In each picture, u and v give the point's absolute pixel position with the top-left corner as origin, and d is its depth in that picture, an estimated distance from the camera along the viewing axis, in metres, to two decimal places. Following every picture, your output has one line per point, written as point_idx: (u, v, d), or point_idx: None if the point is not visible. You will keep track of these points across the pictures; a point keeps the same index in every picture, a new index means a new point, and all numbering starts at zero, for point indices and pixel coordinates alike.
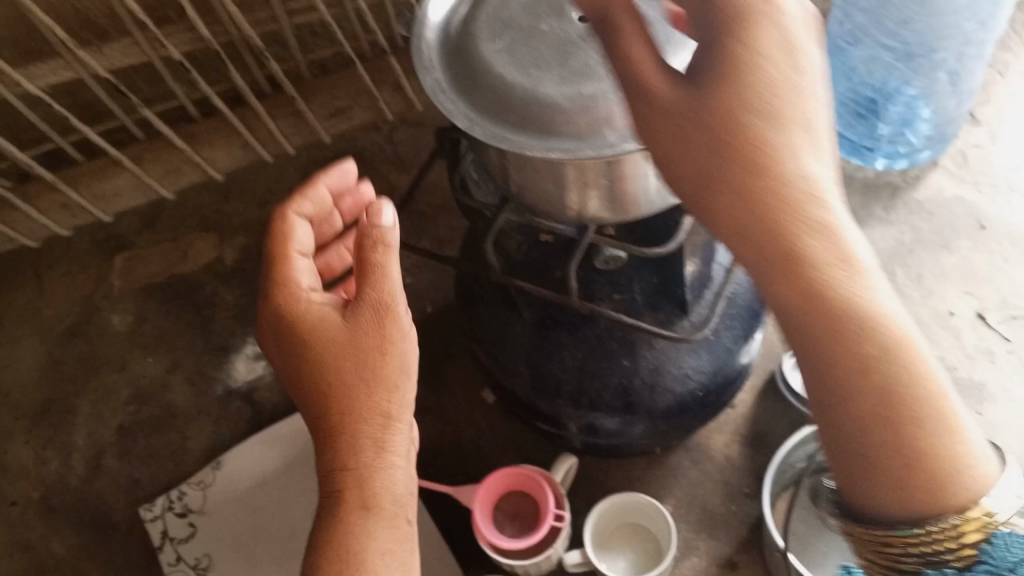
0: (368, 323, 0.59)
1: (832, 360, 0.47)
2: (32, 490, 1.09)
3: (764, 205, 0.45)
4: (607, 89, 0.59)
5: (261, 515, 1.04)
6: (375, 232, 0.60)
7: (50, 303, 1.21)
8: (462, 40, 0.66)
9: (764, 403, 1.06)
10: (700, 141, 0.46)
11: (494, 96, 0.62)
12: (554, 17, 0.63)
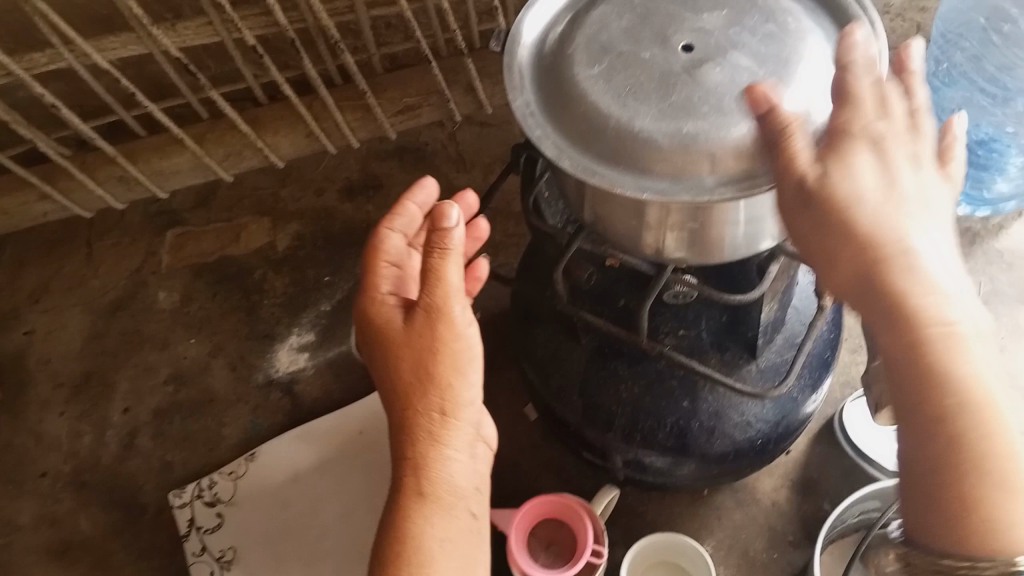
0: (426, 327, 0.60)
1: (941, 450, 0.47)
2: (63, 463, 1.08)
3: (868, 268, 0.48)
4: (709, 131, 0.56)
5: (290, 512, 1.01)
6: (437, 236, 0.58)
7: (98, 273, 1.21)
8: (556, 59, 0.62)
9: (819, 448, 1.01)
10: (807, 211, 0.50)
11: (586, 124, 0.59)
12: (657, 44, 0.59)
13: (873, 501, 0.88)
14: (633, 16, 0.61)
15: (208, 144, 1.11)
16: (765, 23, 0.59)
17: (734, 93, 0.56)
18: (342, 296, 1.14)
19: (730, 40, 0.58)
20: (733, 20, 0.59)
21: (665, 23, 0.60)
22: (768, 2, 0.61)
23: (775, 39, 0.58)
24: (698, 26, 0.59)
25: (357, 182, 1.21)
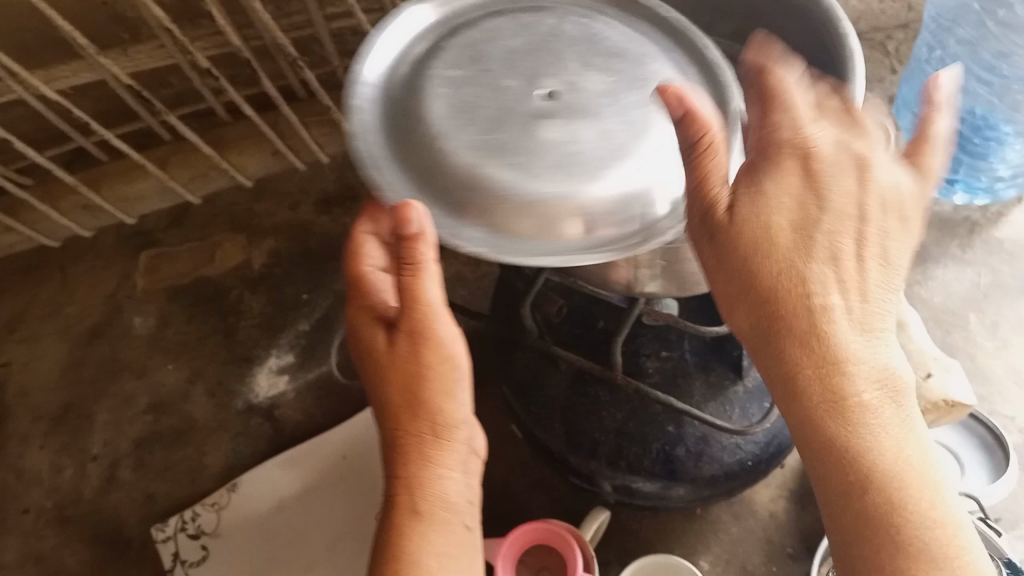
0: (410, 342, 0.53)
1: (842, 483, 0.45)
2: (45, 498, 1.06)
3: (791, 333, 0.44)
4: (553, 189, 0.50)
5: (275, 543, 0.98)
6: (405, 246, 0.49)
7: (72, 300, 1.18)
8: (404, 94, 0.56)
9: None
10: (727, 260, 0.46)
11: (432, 170, 0.53)
12: (526, 83, 0.54)
13: None
14: (522, 44, 0.56)
15: (172, 167, 1.09)
16: (648, 90, 0.54)
17: (590, 156, 0.51)
18: (321, 314, 1.11)
19: (602, 100, 0.53)
20: (615, 79, 0.55)
21: (545, 63, 0.55)
22: (635, 60, 0.56)
23: (647, 107, 0.53)
24: (577, 78, 0.54)
25: (334, 195, 1.18)
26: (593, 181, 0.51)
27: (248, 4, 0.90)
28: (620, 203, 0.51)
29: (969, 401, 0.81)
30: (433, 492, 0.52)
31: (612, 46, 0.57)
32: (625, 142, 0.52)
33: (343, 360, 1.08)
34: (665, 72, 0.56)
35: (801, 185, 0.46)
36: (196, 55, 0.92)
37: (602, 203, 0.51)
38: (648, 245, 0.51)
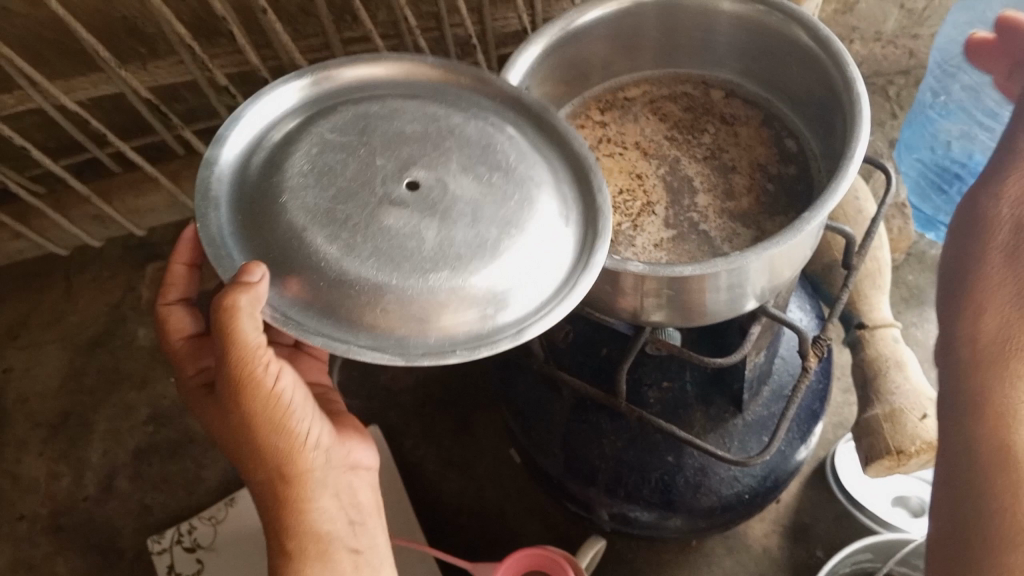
0: (243, 404, 0.49)
1: (982, 483, 0.40)
2: (40, 505, 1.06)
3: (1022, 326, 0.41)
4: (368, 280, 0.45)
5: (269, 560, 0.97)
6: (228, 310, 0.44)
7: (76, 309, 1.19)
8: (278, 149, 0.51)
9: (812, 492, 0.97)
10: (993, 231, 0.44)
11: (273, 237, 0.47)
12: (395, 166, 0.49)
13: (864, 554, 0.85)
14: (414, 131, 0.50)
15: (184, 181, 1.10)
16: (518, 214, 0.48)
17: (421, 254, 0.46)
18: None
19: (463, 207, 0.47)
20: (487, 189, 0.48)
21: (426, 154, 0.49)
22: (517, 164, 0.50)
23: (507, 229, 0.47)
24: (449, 177, 0.48)
25: None
26: (413, 281, 0.45)
27: (268, 27, 0.92)
28: (432, 316, 0.45)
29: None
30: (304, 531, 0.54)
31: (504, 159, 0.50)
32: (465, 252, 0.46)
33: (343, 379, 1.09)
34: (552, 193, 0.50)
35: None
36: (215, 72, 0.93)
37: (416, 304, 0.45)
38: (452, 356, 0.45)
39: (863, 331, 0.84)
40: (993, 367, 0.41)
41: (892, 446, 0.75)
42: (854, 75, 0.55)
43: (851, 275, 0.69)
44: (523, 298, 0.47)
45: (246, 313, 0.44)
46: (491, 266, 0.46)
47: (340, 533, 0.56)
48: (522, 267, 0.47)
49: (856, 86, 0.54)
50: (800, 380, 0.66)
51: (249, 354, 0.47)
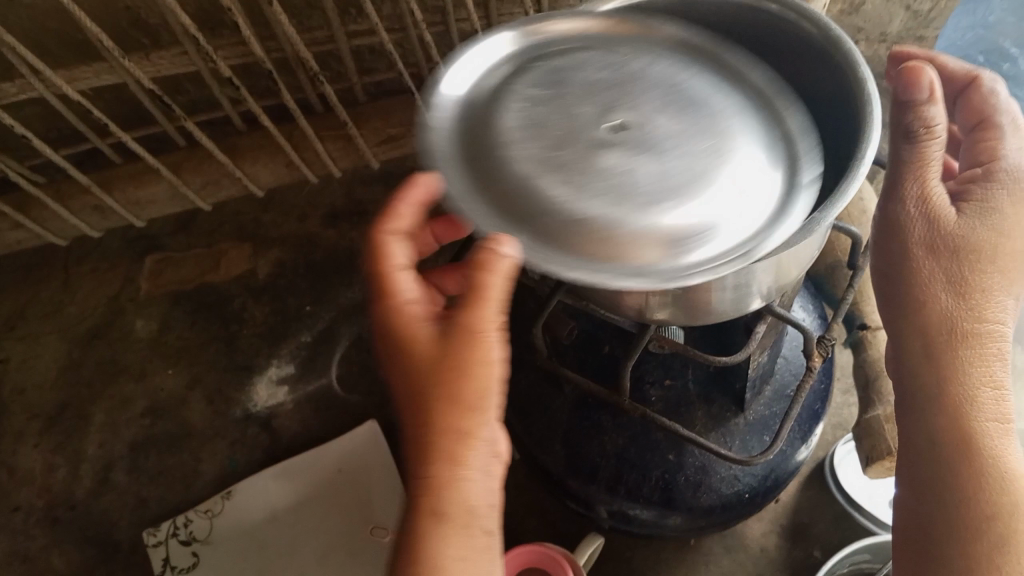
0: (457, 357, 0.45)
1: (951, 467, 0.47)
2: (36, 496, 1.05)
3: (970, 336, 0.46)
4: (600, 216, 0.44)
5: (266, 553, 0.97)
6: (491, 265, 0.43)
7: (75, 300, 1.18)
8: (485, 101, 0.51)
9: (811, 493, 0.97)
10: (934, 250, 0.47)
11: (510, 194, 0.47)
12: (598, 113, 0.49)
13: (863, 555, 0.85)
14: (602, 80, 0.51)
15: (185, 173, 1.10)
16: (725, 141, 0.47)
17: (642, 189, 0.45)
18: (323, 327, 1.12)
19: (667, 141, 0.47)
20: (690, 124, 0.48)
21: (619, 97, 0.50)
22: (706, 97, 0.50)
23: (720, 156, 0.47)
24: (650, 117, 0.48)
25: (341, 210, 1.20)
26: (644, 215, 0.44)
27: (273, 19, 0.92)
28: (670, 251, 0.44)
29: None
30: (457, 507, 0.44)
31: (695, 95, 0.50)
32: (682, 183, 0.45)
33: (343, 374, 1.08)
34: (751, 127, 0.50)
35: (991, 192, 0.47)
36: (220, 65, 0.93)
37: (674, 237, 0.44)
38: (721, 270, 0.42)
39: (866, 332, 0.84)
40: (946, 358, 0.47)
41: (894, 448, 0.75)
42: (861, 63, 0.54)
43: (855, 276, 0.70)
44: (736, 227, 0.45)
45: (506, 268, 0.43)
46: (709, 195, 0.45)
47: (483, 509, 0.45)
48: (748, 202, 0.46)
49: (866, 74, 0.53)
50: (805, 380, 0.66)
51: (483, 308, 0.45)
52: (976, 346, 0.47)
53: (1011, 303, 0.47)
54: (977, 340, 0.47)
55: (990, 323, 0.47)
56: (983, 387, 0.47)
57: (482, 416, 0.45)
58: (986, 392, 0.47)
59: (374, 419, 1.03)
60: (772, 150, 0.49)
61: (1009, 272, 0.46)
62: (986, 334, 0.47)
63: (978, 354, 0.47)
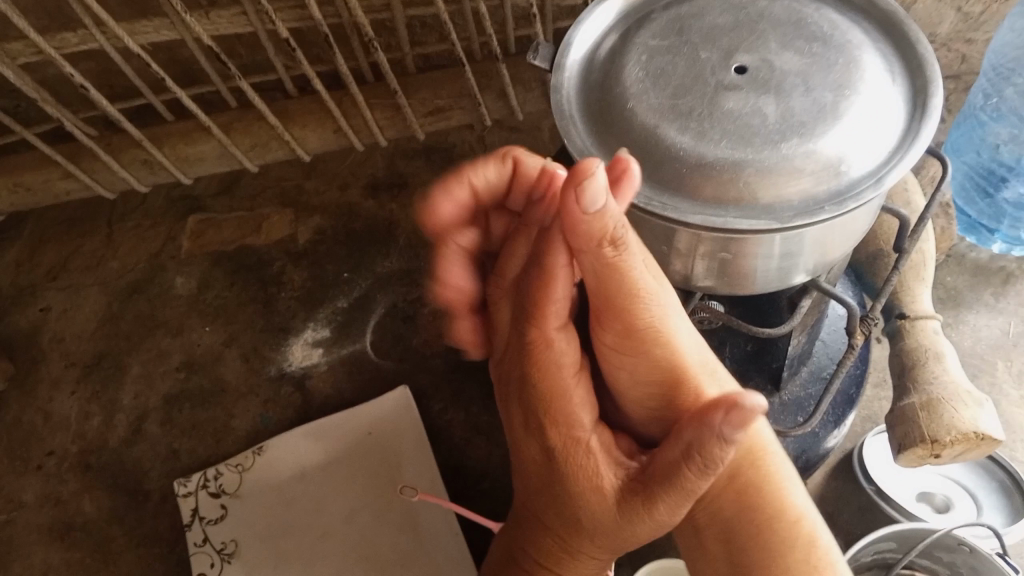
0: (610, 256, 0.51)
1: (749, 525, 0.50)
2: (71, 442, 1.07)
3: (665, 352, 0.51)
4: (725, 158, 0.54)
5: (294, 509, 0.98)
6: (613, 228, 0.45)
7: (117, 254, 1.21)
8: (604, 65, 0.62)
9: (837, 483, 0.97)
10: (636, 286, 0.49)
11: (632, 142, 0.58)
12: (719, 56, 0.58)
13: (888, 543, 0.84)
14: (727, 21, 0.60)
15: (235, 134, 1.12)
16: (846, 77, 0.57)
17: (766, 130, 0.54)
18: (360, 294, 1.13)
19: (792, 80, 0.56)
20: (813, 62, 0.57)
21: (745, 39, 0.58)
22: (834, 35, 0.59)
23: (841, 93, 0.56)
24: (772, 55, 0.57)
25: (382, 180, 1.22)
26: (765, 155, 0.54)
27: None
28: (783, 194, 0.54)
29: (1001, 437, 0.75)
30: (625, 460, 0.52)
31: (818, 30, 0.59)
32: (806, 121, 0.55)
33: (377, 340, 1.10)
34: (871, 59, 0.59)
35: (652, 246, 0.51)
36: (278, 25, 0.95)
37: (786, 182, 0.54)
38: (822, 213, 0.53)
39: (904, 321, 0.84)
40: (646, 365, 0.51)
41: (927, 434, 0.75)
42: (927, 54, 0.60)
43: (900, 256, 0.72)
44: (848, 163, 0.55)
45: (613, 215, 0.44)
46: (829, 133, 0.54)
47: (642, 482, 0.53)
48: (864, 138, 0.56)
49: (931, 65, 0.60)
50: (845, 356, 0.67)
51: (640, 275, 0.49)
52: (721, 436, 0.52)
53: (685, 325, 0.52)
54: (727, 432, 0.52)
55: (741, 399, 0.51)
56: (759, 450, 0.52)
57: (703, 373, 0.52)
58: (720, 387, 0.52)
59: (405, 385, 1.04)
60: (883, 74, 0.58)
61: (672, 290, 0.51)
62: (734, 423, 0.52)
63: (747, 438, 0.52)
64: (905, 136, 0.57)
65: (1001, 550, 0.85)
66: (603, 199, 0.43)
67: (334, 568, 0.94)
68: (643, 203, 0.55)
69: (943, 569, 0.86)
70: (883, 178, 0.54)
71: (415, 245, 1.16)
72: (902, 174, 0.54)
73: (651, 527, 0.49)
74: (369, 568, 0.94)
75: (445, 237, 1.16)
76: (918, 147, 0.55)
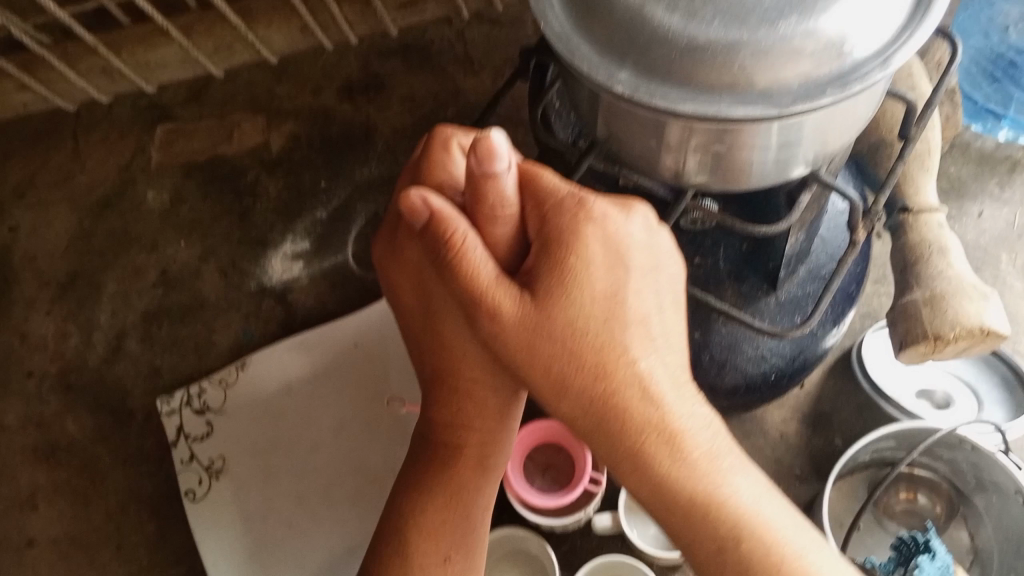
0: (552, 253, 0.49)
1: (658, 498, 0.50)
2: (49, 363, 1.04)
3: (561, 323, 0.48)
4: (718, 41, 0.49)
5: (282, 423, 0.96)
6: (488, 179, 0.49)
7: (85, 168, 1.16)
8: None
9: (833, 381, 0.95)
10: (559, 254, 0.49)
11: (615, 24, 0.52)
12: None
13: (888, 442, 0.82)
14: None
15: (195, 37, 1.13)
16: None
17: (764, 7, 0.49)
18: (338, 203, 1.09)
19: None
20: None
21: None
22: None
23: None
24: None
25: (357, 84, 1.16)
26: (762, 35, 0.49)
27: None
28: (779, 79, 0.49)
29: (1007, 331, 0.73)
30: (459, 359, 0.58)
31: None
32: None
33: (358, 252, 1.06)
34: None
35: (564, 230, 0.49)
36: None
37: (783, 66, 0.49)
38: (824, 98, 0.49)
39: (907, 215, 0.80)
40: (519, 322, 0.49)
41: (929, 331, 0.73)
42: None
43: (906, 145, 0.67)
44: (854, 42, 0.50)
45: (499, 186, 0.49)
46: (833, 9, 0.49)
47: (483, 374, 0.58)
48: (870, 14, 0.50)
49: None
50: (846, 253, 0.64)
51: (555, 249, 0.49)
52: (652, 472, 0.49)
53: (609, 288, 0.49)
54: (656, 466, 0.49)
55: (656, 402, 0.48)
56: (692, 482, 0.49)
57: (588, 327, 0.48)
58: (638, 352, 0.48)
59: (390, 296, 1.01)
60: None
61: (609, 266, 0.49)
62: (667, 457, 0.49)
63: (645, 426, 0.48)
64: (915, 11, 0.52)
65: (1003, 446, 0.84)
66: (503, 163, 0.48)
67: (326, 482, 0.93)
68: (627, 92, 0.50)
69: (942, 466, 0.85)
70: (890, 58, 0.50)
71: (395, 150, 1.11)
72: (910, 55, 0.50)
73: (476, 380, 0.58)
74: (361, 480, 0.93)
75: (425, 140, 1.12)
76: (927, 26, 0.51)
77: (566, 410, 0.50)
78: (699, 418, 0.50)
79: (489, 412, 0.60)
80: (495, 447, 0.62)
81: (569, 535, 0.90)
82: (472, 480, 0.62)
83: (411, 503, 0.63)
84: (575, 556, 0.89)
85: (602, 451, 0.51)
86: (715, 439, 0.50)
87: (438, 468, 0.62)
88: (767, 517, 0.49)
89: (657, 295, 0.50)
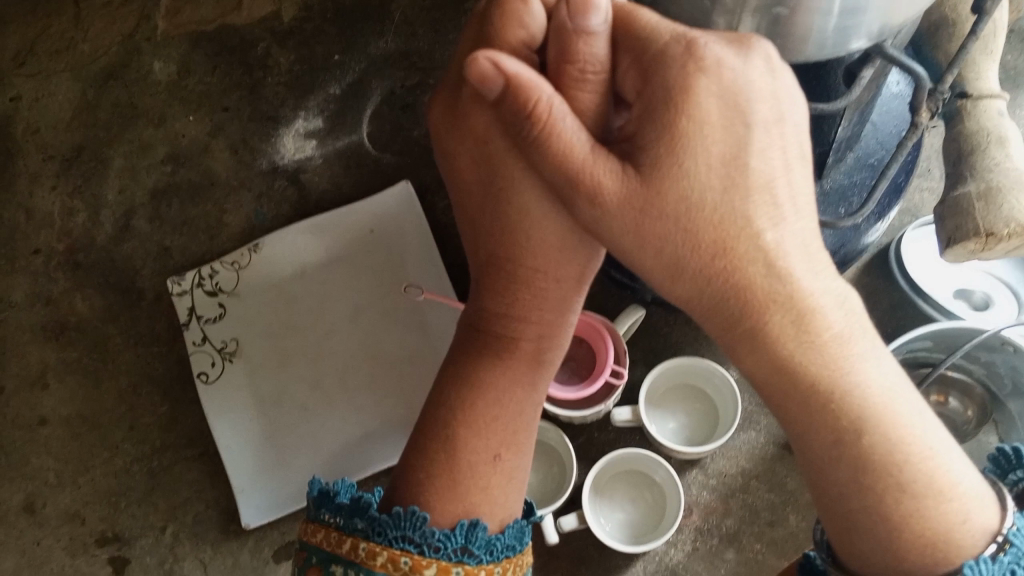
0: (660, 117, 0.45)
1: (778, 386, 0.46)
2: (56, 240, 1.01)
3: (669, 191, 0.45)
4: None
5: (297, 307, 0.93)
6: (581, 30, 0.47)
7: (87, 37, 1.10)
8: None
9: (868, 279, 0.91)
10: (667, 111, 0.45)
11: None
12: None
13: (923, 342, 0.79)
14: None
15: None
16: None
17: None
18: (353, 79, 1.04)
19: None
20: None
21: None
22: None
23: None
24: None
25: None
26: None
27: None
28: None
29: None
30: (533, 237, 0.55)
31: None
32: None
33: (374, 132, 1.01)
34: None
35: (674, 86, 0.45)
36: None
37: None
38: None
39: (965, 102, 0.74)
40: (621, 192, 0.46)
41: (981, 227, 0.68)
42: None
43: (981, 18, 0.61)
44: None
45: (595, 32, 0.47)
46: None
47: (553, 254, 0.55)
48: None
49: None
50: (907, 136, 0.59)
51: (664, 106, 0.45)
52: (774, 355, 0.45)
53: (725, 149, 0.45)
54: (777, 351, 0.45)
55: (778, 279, 0.44)
56: (820, 369, 0.45)
57: (700, 196, 0.45)
58: (759, 222, 0.45)
59: (406, 179, 0.97)
60: None
61: (727, 125, 0.45)
62: (794, 339, 0.45)
63: (765, 305, 0.45)
64: None
65: None
66: (600, 14, 0.46)
67: (344, 367, 0.91)
68: None
69: (978, 368, 0.82)
70: None
71: (412, 22, 1.05)
72: None
73: (548, 260, 0.55)
74: (379, 368, 0.91)
75: (447, 13, 1.06)
76: None
77: (682, 291, 0.47)
78: (832, 295, 0.46)
79: (558, 294, 0.57)
80: (552, 339, 0.59)
81: (585, 428, 0.88)
82: (528, 376, 0.59)
83: (458, 397, 0.58)
84: (591, 450, 0.87)
85: (715, 328, 0.47)
86: (851, 322, 0.46)
87: (490, 360, 0.59)
88: (899, 408, 0.45)
89: (783, 152, 0.45)
